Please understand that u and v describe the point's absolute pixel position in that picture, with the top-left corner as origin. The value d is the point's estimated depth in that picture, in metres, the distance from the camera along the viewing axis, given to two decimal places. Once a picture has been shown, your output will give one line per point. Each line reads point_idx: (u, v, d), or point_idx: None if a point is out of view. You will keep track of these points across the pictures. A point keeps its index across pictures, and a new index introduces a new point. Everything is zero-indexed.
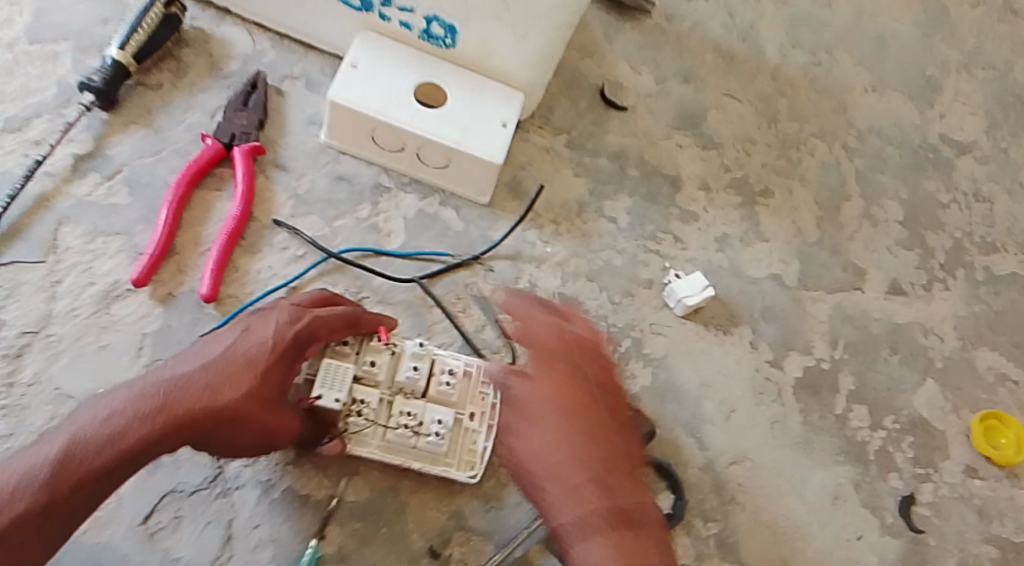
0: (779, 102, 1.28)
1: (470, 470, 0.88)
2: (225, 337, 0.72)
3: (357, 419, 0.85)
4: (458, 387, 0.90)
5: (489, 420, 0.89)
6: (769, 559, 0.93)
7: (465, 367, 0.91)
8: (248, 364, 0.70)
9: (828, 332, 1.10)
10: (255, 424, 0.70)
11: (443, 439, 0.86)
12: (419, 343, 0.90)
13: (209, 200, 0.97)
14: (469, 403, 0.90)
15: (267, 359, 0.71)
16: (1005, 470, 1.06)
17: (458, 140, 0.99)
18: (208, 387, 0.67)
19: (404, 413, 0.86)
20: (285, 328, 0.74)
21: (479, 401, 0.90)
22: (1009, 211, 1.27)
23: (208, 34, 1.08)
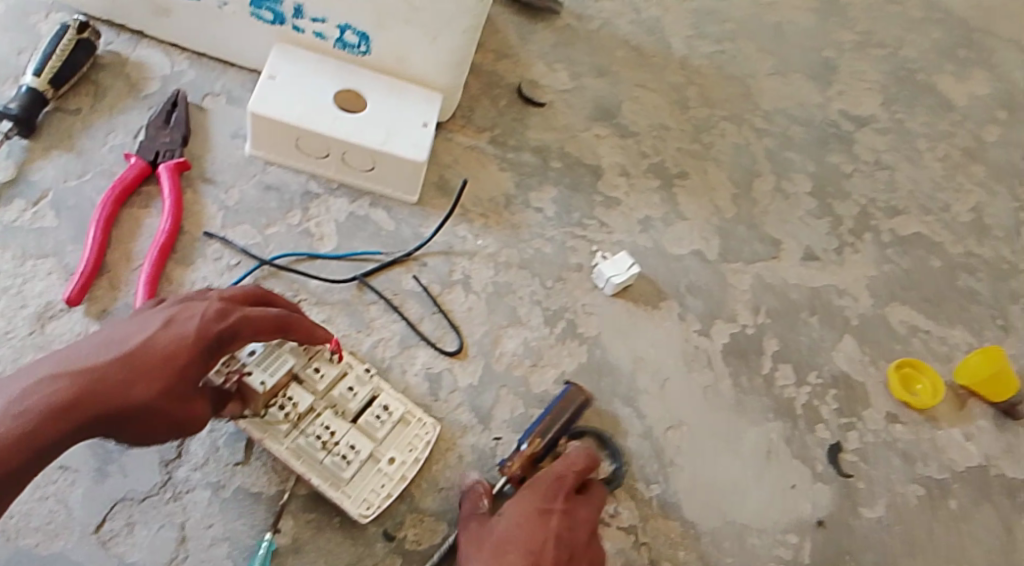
0: (689, 90, 1.35)
1: (364, 508, 0.86)
2: (146, 327, 0.73)
3: (276, 410, 0.86)
4: (388, 429, 0.90)
5: (405, 468, 0.89)
6: (710, 514, 0.98)
7: (406, 412, 0.92)
8: (163, 363, 0.71)
9: (751, 300, 1.16)
10: (169, 418, 0.71)
11: (347, 464, 0.86)
12: (368, 369, 0.92)
13: (139, 216, 0.98)
14: (392, 447, 0.90)
15: (181, 356, 0.72)
16: (924, 414, 1.11)
17: (381, 141, 1.02)
18: (117, 383, 0.68)
19: (324, 426, 0.87)
20: (207, 325, 0.74)
21: (407, 451, 0.90)
22: (909, 177, 1.36)
23: (126, 57, 1.09)
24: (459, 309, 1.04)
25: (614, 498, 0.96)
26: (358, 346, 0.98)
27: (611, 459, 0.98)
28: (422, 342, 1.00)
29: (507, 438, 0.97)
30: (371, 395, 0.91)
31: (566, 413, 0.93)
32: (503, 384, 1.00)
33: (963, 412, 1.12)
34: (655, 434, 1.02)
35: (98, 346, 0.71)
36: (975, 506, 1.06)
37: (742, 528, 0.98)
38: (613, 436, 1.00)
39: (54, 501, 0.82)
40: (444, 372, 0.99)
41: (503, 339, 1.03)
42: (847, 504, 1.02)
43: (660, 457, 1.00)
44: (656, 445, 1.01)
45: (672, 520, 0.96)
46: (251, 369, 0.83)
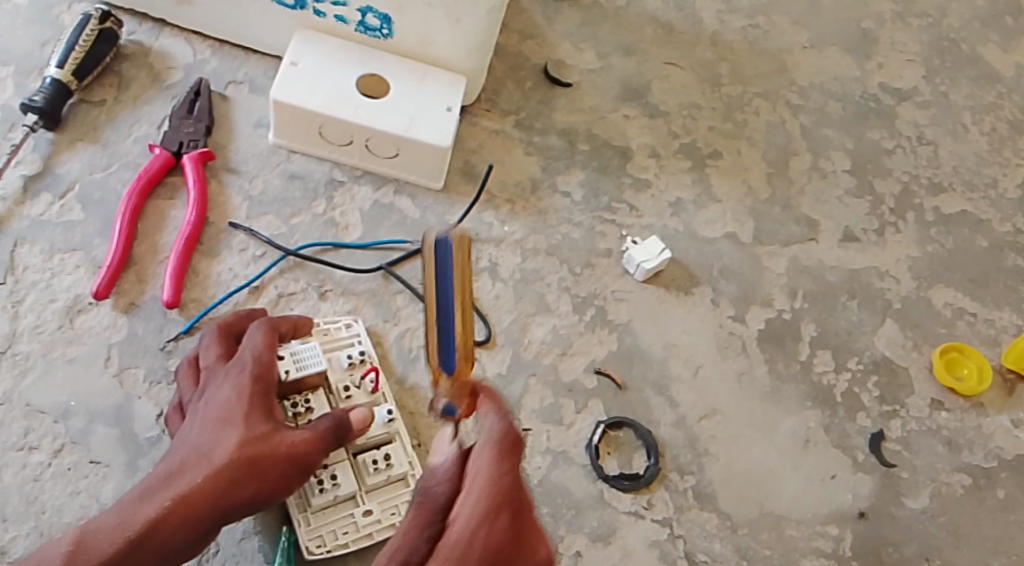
0: (720, 67, 1.31)
1: (311, 543, 0.82)
2: (204, 410, 0.75)
3: (288, 407, 0.85)
4: (380, 480, 0.85)
5: (376, 524, 0.84)
6: (745, 504, 0.95)
7: (407, 471, 0.87)
8: (233, 419, 0.73)
9: (787, 284, 1.12)
10: (272, 460, 0.72)
11: (323, 493, 0.82)
12: (391, 415, 0.88)
13: (164, 208, 0.98)
14: (374, 496, 0.85)
15: (241, 413, 0.73)
16: (970, 400, 1.07)
17: (405, 128, 1.00)
18: (211, 453, 0.70)
19: None
20: (244, 375, 0.77)
21: (388, 513, 0.85)
22: (952, 151, 1.31)
23: (148, 47, 1.08)
24: (486, 298, 1.02)
25: (646, 491, 0.94)
26: (385, 337, 0.97)
27: (643, 454, 0.96)
28: None
29: (536, 428, 0.95)
30: (384, 439, 0.88)
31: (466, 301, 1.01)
32: (532, 372, 0.99)
33: (1011, 397, 1.08)
34: (688, 423, 0.99)
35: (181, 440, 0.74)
36: None
37: (780, 518, 0.95)
38: (645, 426, 0.98)
39: (87, 496, 0.82)
40: (471, 361, 0.98)
41: (531, 328, 1.01)
42: (890, 494, 0.99)
43: (694, 447, 0.97)
44: (690, 435, 0.98)
45: (707, 511, 0.94)
46: (282, 354, 0.85)
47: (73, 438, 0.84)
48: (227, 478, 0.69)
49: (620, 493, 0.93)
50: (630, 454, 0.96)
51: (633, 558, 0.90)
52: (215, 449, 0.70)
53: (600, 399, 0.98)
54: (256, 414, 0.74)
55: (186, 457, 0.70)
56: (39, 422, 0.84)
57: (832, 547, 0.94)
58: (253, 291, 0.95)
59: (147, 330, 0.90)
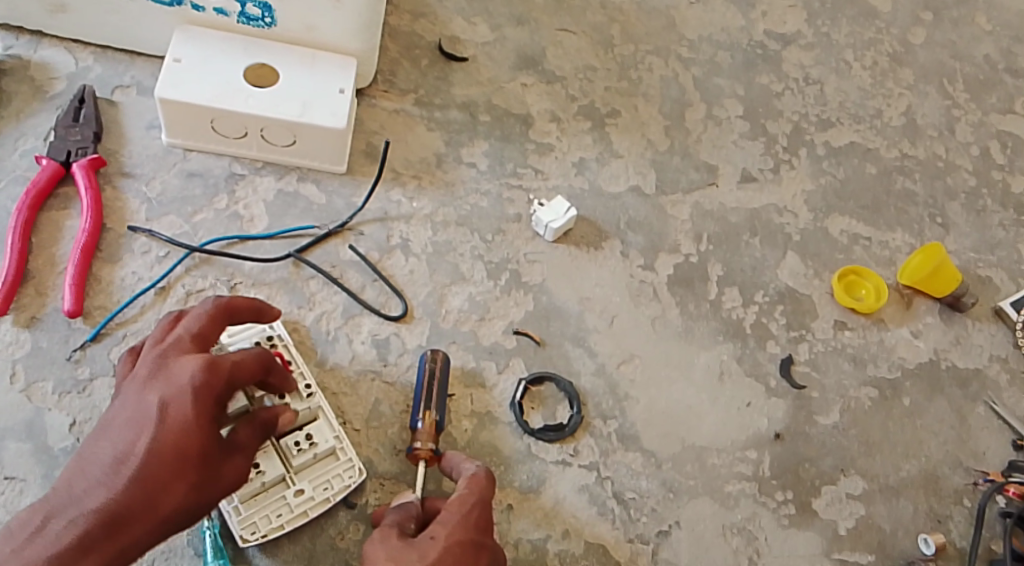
0: (611, 29, 1.34)
1: (246, 530, 0.83)
2: (140, 425, 0.66)
3: None
4: (308, 459, 0.86)
5: (309, 501, 0.85)
6: (668, 440, 0.99)
7: (334, 445, 0.88)
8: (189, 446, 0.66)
9: (692, 229, 1.16)
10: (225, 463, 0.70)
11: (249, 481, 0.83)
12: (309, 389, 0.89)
13: (58, 219, 0.96)
14: (304, 475, 0.86)
15: (199, 444, 0.67)
16: (871, 318, 1.13)
17: (299, 113, 1.01)
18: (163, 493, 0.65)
19: None
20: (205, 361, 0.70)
21: (321, 489, 0.86)
22: (838, 88, 1.37)
23: (28, 60, 1.06)
24: (400, 274, 1.04)
25: (572, 440, 0.97)
26: (301, 322, 0.98)
27: (567, 405, 0.99)
28: (365, 310, 1.00)
29: (460, 392, 0.97)
30: (308, 417, 0.88)
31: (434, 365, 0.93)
32: (452, 340, 1.01)
33: (909, 311, 1.14)
34: (608, 370, 1.02)
35: (108, 452, 0.65)
36: (929, 400, 1.08)
37: (702, 449, 0.99)
38: (568, 379, 1.01)
39: (4, 513, 0.81)
40: (391, 336, 0.99)
41: (447, 298, 1.03)
42: (803, 414, 1.04)
43: (615, 392, 1.01)
44: (610, 381, 1.02)
45: (632, 451, 0.97)
46: None
47: None
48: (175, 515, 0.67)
49: (548, 444, 0.96)
50: (554, 407, 0.99)
51: (566, 504, 0.93)
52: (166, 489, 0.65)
53: (521, 357, 1.01)
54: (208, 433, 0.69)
55: (127, 496, 0.63)
56: None
57: (753, 470, 0.99)
58: (159, 291, 0.95)
59: (51, 343, 0.89)
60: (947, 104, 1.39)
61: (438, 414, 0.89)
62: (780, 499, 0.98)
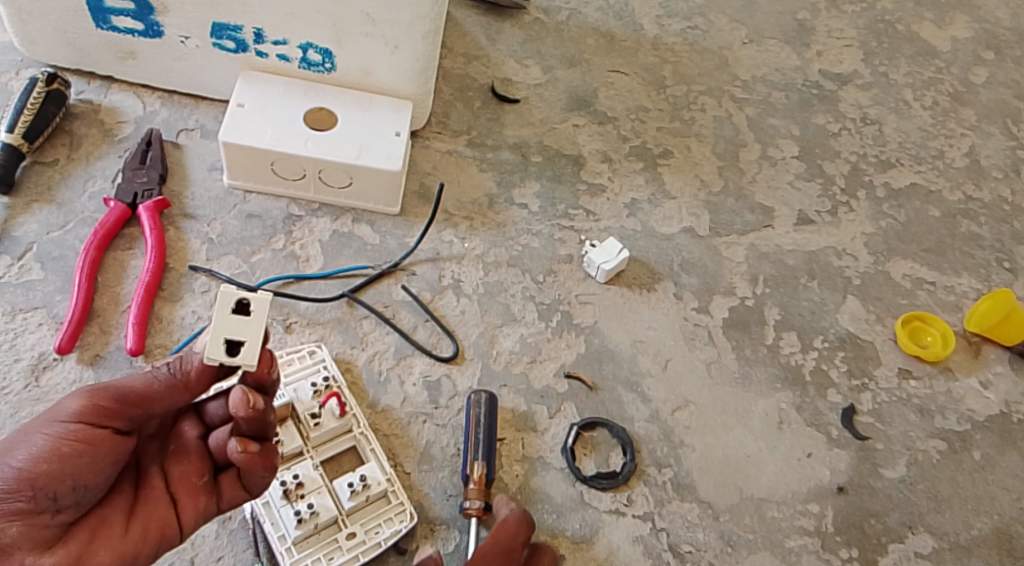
0: (663, 69, 1.34)
1: None
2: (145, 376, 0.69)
3: None
4: (360, 502, 0.86)
5: (361, 544, 0.84)
6: (725, 490, 0.96)
7: (385, 488, 0.87)
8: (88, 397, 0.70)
9: (747, 272, 1.14)
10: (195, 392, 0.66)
11: (303, 523, 0.82)
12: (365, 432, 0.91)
13: (123, 258, 0.99)
14: (355, 519, 0.86)
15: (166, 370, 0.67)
16: (937, 365, 1.09)
17: (355, 156, 1.02)
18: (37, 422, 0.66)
19: (291, 475, 0.85)
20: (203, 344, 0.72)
21: (372, 533, 0.85)
22: (897, 128, 1.34)
23: (99, 104, 1.10)
24: (452, 314, 1.03)
25: (625, 488, 0.94)
26: (353, 362, 0.98)
27: (620, 452, 0.96)
28: (417, 351, 1.00)
29: (512, 436, 0.96)
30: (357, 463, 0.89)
31: (482, 413, 0.91)
32: (504, 382, 0.99)
33: (978, 360, 1.10)
34: (662, 416, 1.00)
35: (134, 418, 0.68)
36: (1000, 453, 1.03)
37: (761, 500, 0.96)
38: (621, 425, 0.98)
39: None
40: (442, 378, 0.98)
41: (498, 339, 1.03)
42: (866, 466, 1.00)
43: (670, 439, 0.98)
44: (664, 427, 0.99)
45: (687, 501, 0.95)
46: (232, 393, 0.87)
47: None
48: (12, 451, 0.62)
49: (600, 492, 0.93)
50: (607, 453, 0.96)
51: (619, 555, 0.90)
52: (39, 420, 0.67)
53: (572, 401, 0.99)
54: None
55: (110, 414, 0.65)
56: None
57: (815, 524, 0.95)
58: None
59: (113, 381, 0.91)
60: (1011, 144, 1.35)
61: (487, 466, 0.88)
62: (844, 557, 0.94)
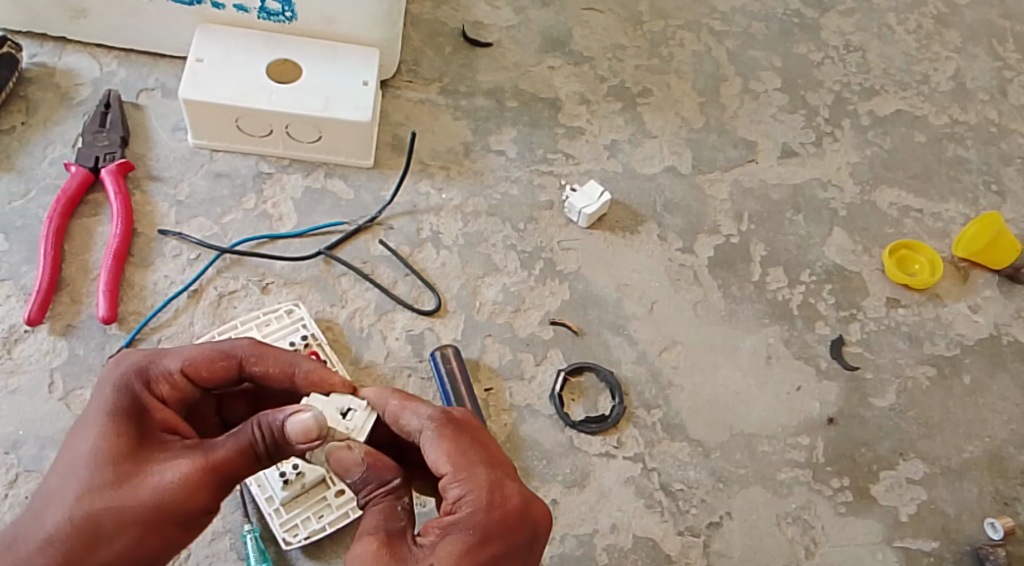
0: (639, 5, 1.30)
1: (288, 532, 0.81)
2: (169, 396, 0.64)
3: None
4: None
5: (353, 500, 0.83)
6: (715, 428, 0.95)
7: None
8: (136, 429, 0.60)
9: (731, 209, 1.12)
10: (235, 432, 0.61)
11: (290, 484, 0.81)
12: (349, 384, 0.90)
13: (89, 225, 0.96)
14: None
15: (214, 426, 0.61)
16: (925, 293, 1.08)
17: (323, 108, 0.99)
18: (112, 480, 0.57)
19: None
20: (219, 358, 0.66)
21: None
22: (881, 54, 1.30)
23: (53, 67, 1.06)
24: (432, 267, 1.01)
25: (615, 432, 0.94)
26: (334, 320, 0.96)
27: (608, 395, 0.95)
28: (398, 305, 0.98)
29: (499, 386, 0.95)
30: None
31: (451, 367, 0.92)
32: (488, 332, 0.98)
33: (966, 285, 1.09)
34: (649, 357, 0.99)
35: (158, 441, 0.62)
36: (990, 376, 1.03)
37: (752, 435, 0.95)
38: (609, 369, 0.97)
39: None
40: (425, 331, 0.97)
41: (481, 290, 1.01)
42: (856, 396, 0.99)
43: (658, 380, 0.98)
44: (652, 368, 0.98)
45: (678, 440, 0.94)
46: None
47: (28, 468, 0.83)
48: (110, 531, 0.56)
49: (590, 436, 0.93)
50: (596, 398, 0.96)
51: (611, 497, 0.90)
52: (99, 469, 0.57)
53: (559, 348, 0.98)
54: (168, 412, 0.64)
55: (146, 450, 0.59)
56: None
57: (806, 456, 0.95)
58: (192, 294, 0.94)
59: (87, 350, 0.89)
60: (997, 65, 1.32)
61: (477, 418, 0.90)
62: (835, 486, 0.94)
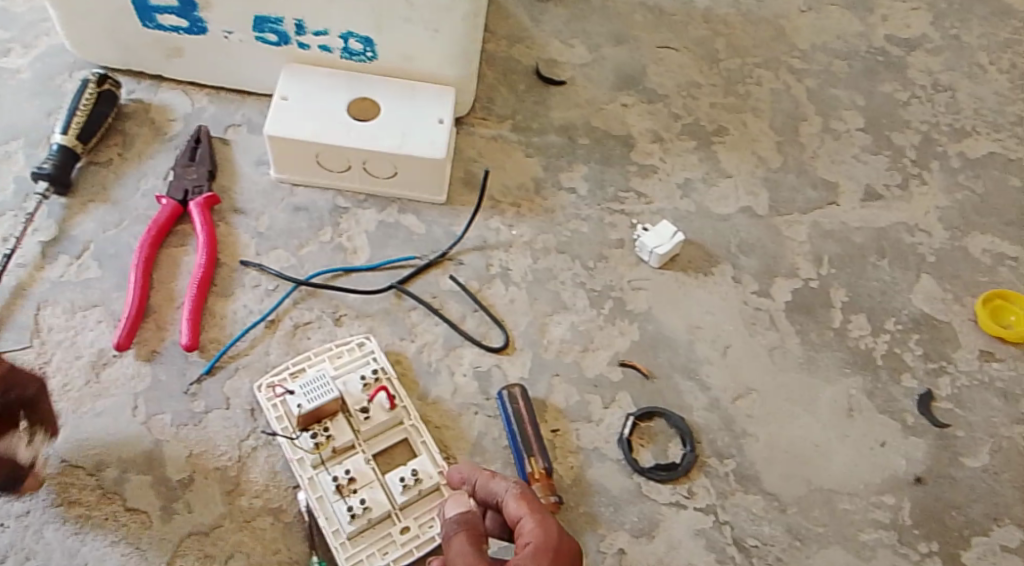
0: (716, 43, 1.28)
1: None
2: None
3: (309, 438, 0.86)
4: (413, 496, 0.84)
5: (417, 540, 0.82)
6: (793, 482, 0.91)
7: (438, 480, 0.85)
8: None
9: (811, 251, 1.08)
10: None
11: (354, 518, 0.81)
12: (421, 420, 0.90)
13: (176, 255, 0.99)
14: (409, 514, 0.84)
15: None
16: (1021, 347, 1.01)
17: (398, 145, 1.00)
18: None
19: (343, 470, 0.84)
20: None
21: (425, 527, 0.83)
22: (972, 94, 1.25)
23: (150, 103, 1.11)
24: (501, 303, 1.01)
25: (686, 480, 0.90)
26: (403, 354, 0.96)
27: (678, 441, 0.92)
28: (466, 341, 0.97)
29: (566, 427, 0.93)
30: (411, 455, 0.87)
31: (516, 406, 0.90)
32: (556, 372, 0.96)
33: None
34: (723, 403, 0.96)
35: None
36: None
37: (833, 491, 0.91)
38: (680, 415, 0.94)
39: (126, 546, 0.81)
40: (493, 369, 0.96)
41: (549, 328, 0.99)
42: (945, 454, 0.93)
43: (732, 428, 0.94)
44: (725, 416, 0.95)
45: (753, 493, 0.90)
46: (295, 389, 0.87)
47: (108, 489, 0.84)
48: None
49: (659, 483, 0.90)
50: (665, 444, 0.93)
51: (681, 549, 0.86)
52: None
53: (628, 391, 0.96)
54: None
55: None
56: (74, 476, 0.84)
57: (891, 516, 0.89)
58: (268, 324, 0.96)
59: (169, 376, 0.91)
60: None
61: (543, 459, 0.87)
62: (923, 551, 0.88)
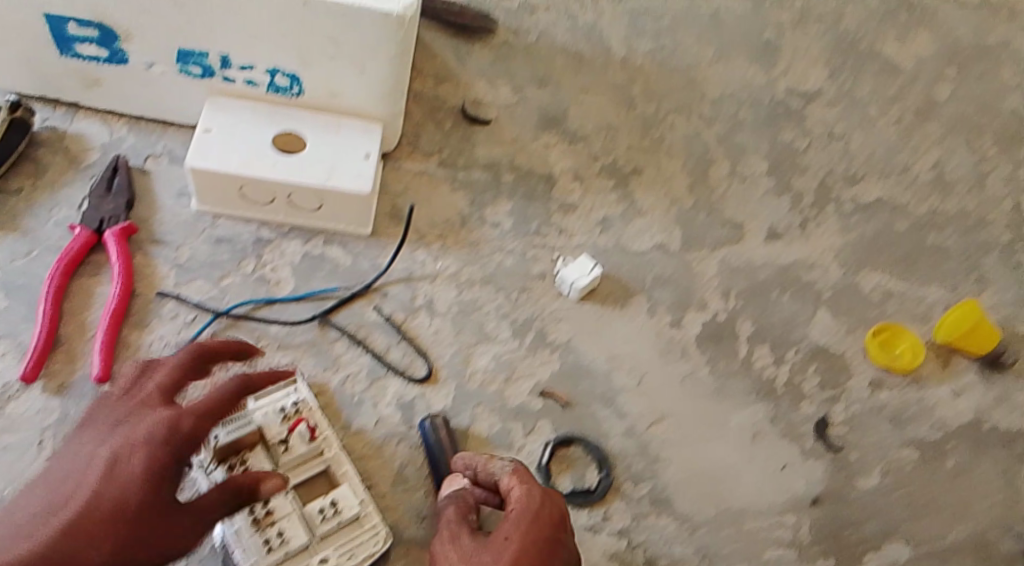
0: (633, 88, 1.35)
1: None
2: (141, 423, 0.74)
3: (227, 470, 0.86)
4: (333, 527, 0.85)
5: None
6: (702, 505, 0.96)
7: (359, 512, 0.86)
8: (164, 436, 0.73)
9: (719, 286, 1.14)
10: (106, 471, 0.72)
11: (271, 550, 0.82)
12: (343, 451, 0.90)
13: (90, 285, 0.98)
14: (328, 545, 0.85)
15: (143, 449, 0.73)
16: (908, 376, 1.10)
17: (324, 179, 1.02)
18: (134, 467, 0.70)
19: (262, 503, 0.84)
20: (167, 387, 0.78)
21: (345, 557, 0.84)
22: (863, 143, 1.36)
23: (64, 131, 1.09)
24: (425, 334, 1.03)
25: (602, 505, 0.94)
26: (326, 385, 0.97)
27: (595, 468, 0.96)
28: (390, 372, 0.99)
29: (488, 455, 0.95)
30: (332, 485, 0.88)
31: (440, 436, 0.93)
32: (478, 402, 0.99)
33: (949, 370, 1.11)
34: (638, 431, 1.00)
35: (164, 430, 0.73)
36: (972, 461, 1.05)
37: (738, 513, 0.96)
38: (597, 442, 0.98)
39: None
40: (416, 399, 0.98)
41: (473, 358, 1.02)
42: (840, 477, 1.00)
43: (646, 455, 0.98)
44: (640, 442, 0.99)
45: (665, 516, 0.95)
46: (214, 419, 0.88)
47: None
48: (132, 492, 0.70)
49: (576, 509, 0.93)
50: (583, 470, 0.96)
51: None
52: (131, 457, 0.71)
53: (547, 419, 0.99)
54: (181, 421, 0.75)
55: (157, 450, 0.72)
56: None
57: (791, 535, 0.96)
58: None
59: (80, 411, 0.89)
60: (975, 157, 1.38)
61: None
62: None
